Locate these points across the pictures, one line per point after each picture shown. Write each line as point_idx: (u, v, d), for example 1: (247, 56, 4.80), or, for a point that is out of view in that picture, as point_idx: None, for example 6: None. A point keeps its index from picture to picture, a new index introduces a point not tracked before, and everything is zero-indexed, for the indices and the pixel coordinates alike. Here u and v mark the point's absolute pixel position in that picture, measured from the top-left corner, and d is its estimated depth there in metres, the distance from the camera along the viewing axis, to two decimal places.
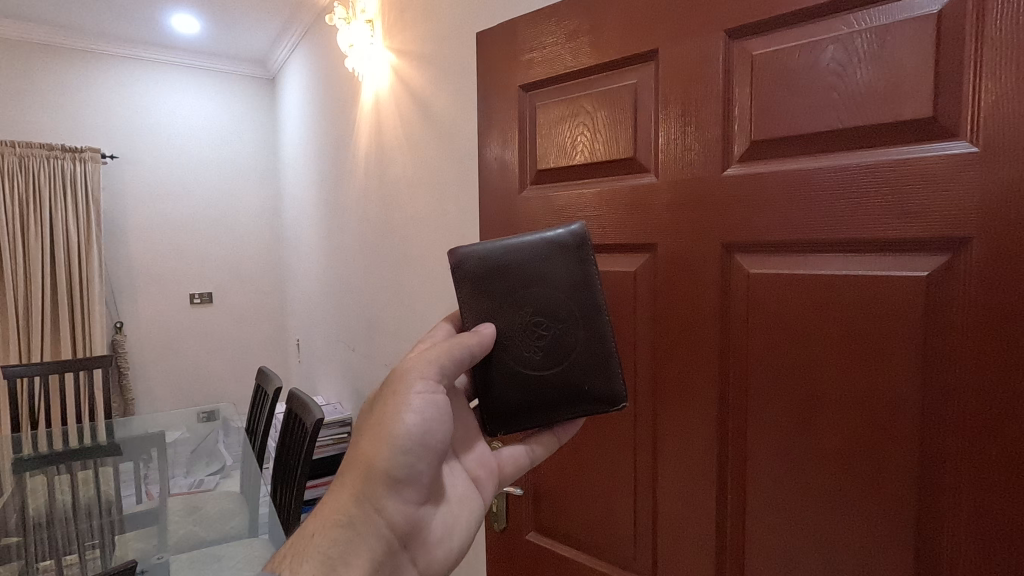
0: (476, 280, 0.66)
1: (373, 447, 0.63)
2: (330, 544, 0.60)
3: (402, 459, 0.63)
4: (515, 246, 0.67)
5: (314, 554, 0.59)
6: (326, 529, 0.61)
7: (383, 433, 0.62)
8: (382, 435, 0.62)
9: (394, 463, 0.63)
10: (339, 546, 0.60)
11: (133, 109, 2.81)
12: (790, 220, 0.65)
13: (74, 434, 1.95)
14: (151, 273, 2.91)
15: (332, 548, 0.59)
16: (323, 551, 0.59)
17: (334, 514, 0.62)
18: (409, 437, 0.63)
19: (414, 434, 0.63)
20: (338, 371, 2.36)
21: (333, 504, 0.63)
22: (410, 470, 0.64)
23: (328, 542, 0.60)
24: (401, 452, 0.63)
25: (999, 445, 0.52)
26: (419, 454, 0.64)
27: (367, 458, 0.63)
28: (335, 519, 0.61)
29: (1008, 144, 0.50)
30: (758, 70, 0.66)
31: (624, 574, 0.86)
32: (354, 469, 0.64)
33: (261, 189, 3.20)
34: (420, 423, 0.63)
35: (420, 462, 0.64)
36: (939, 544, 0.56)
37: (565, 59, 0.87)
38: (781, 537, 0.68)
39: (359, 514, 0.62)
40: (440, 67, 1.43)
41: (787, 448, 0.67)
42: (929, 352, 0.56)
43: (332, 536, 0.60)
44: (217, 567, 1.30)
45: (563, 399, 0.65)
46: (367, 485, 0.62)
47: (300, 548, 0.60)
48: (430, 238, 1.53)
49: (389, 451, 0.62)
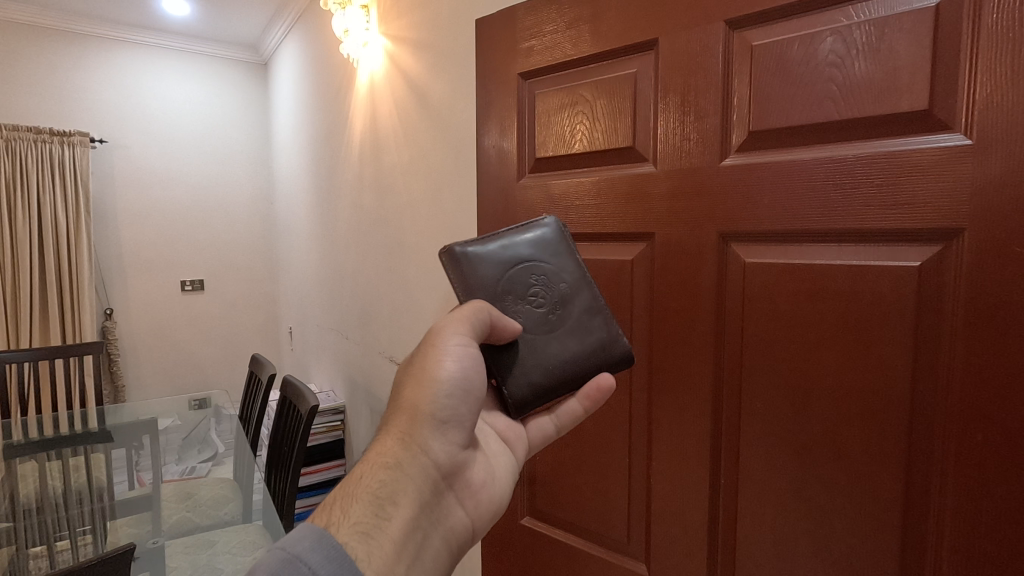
0: (570, 282, 0.66)
1: (416, 391, 0.60)
2: (378, 485, 0.55)
3: (447, 401, 0.61)
4: (580, 334, 0.65)
5: (363, 496, 0.54)
6: (372, 471, 0.56)
7: (425, 373, 0.60)
8: (423, 378, 0.60)
9: (440, 403, 0.60)
10: (388, 487, 0.55)
11: (120, 92, 2.76)
12: (787, 209, 0.65)
13: (64, 421, 1.93)
14: (140, 258, 2.88)
15: (380, 488, 0.55)
16: (372, 492, 0.54)
17: (381, 457, 0.57)
18: (452, 381, 0.60)
19: (455, 379, 0.61)
20: (331, 358, 2.35)
21: (376, 451, 0.58)
22: (453, 411, 0.61)
23: (376, 482, 0.55)
24: (443, 394, 0.60)
25: (987, 429, 0.53)
26: (462, 400, 0.61)
27: (413, 399, 0.60)
28: (381, 462, 0.57)
29: (1000, 137, 0.51)
30: (757, 61, 0.67)
31: (617, 557, 0.88)
32: (397, 413, 0.60)
33: (253, 175, 3.18)
34: (460, 368, 0.61)
35: (465, 409, 0.62)
36: (925, 528, 0.58)
37: (565, 48, 0.87)
38: (773, 514, 0.69)
39: (407, 454, 0.58)
40: (435, 54, 1.43)
41: (776, 434, 0.68)
42: (920, 336, 0.57)
43: (379, 477, 0.55)
44: (210, 553, 1.32)
45: (472, 280, 0.64)
46: (414, 426, 0.59)
47: (347, 494, 0.55)
48: (425, 228, 1.52)
49: (435, 394, 0.60)
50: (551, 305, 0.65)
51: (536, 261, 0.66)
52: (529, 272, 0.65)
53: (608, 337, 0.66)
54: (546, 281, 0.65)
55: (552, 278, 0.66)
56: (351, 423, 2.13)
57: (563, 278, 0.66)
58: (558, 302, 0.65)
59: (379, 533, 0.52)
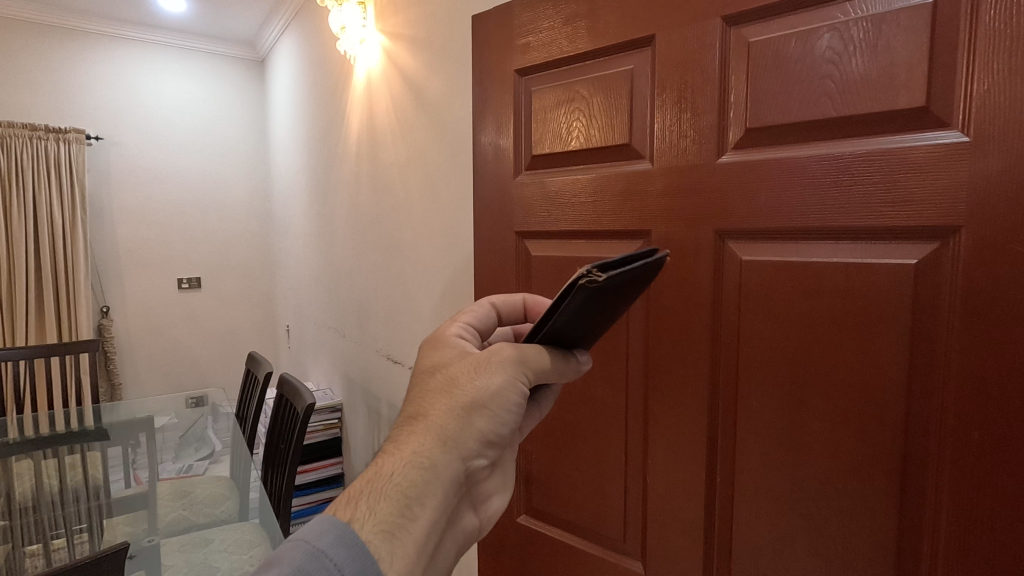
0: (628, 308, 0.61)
1: (469, 403, 0.56)
2: (409, 484, 0.52)
3: (496, 420, 0.57)
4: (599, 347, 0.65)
5: (392, 493, 0.51)
6: (406, 468, 0.52)
7: (485, 388, 0.56)
8: (480, 391, 0.56)
9: (490, 421, 0.57)
10: (419, 488, 0.52)
11: (116, 88, 2.75)
12: (784, 207, 0.65)
13: (60, 418, 1.92)
14: (136, 255, 2.87)
15: (411, 488, 0.52)
16: (402, 491, 0.52)
17: (416, 454, 0.53)
18: (504, 401, 0.57)
19: (508, 405, 0.58)
20: (328, 356, 2.35)
21: (411, 444, 0.54)
22: (499, 428, 0.58)
23: (407, 481, 0.52)
24: (495, 413, 0.57)
25: (985, 428, 0.53)
26: (509, 421, 0.58)
27: (464, 406, 0.56)
28: (416, 460, 0.53)
29: (998, 134, 0.51)
30: (754, 58, 0.67)
31: (612, 555, 0.88)
32: (441, 411, 0.56)
33: (250, 173, 3.17)
34: (514, 398, 0.58)
35: (508, 429, 0.59)
36: (921, 529, 0.58)
37: (562, 44, 0.87)
38: (769, 513, 0.69)
39: (444, 458, 0.54)
40: (432, 51, 1.43)
41: (772, 433, 0.68)
42: (918, 335, 0.57)
43: (412, 476, 0.52)
44: (207, 551, 1.32)
45: (577, 304, 0.51)
46: (459, 433, 0.55)
47: (375, 486, 0.52)
48: (422, 226, 1.52)
49: (486, 409, 0.56)
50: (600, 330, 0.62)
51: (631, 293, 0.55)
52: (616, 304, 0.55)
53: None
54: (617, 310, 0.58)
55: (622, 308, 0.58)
56: (348, 421, 2.12)
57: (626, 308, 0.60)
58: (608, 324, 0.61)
59: (402, 534, 0.51)
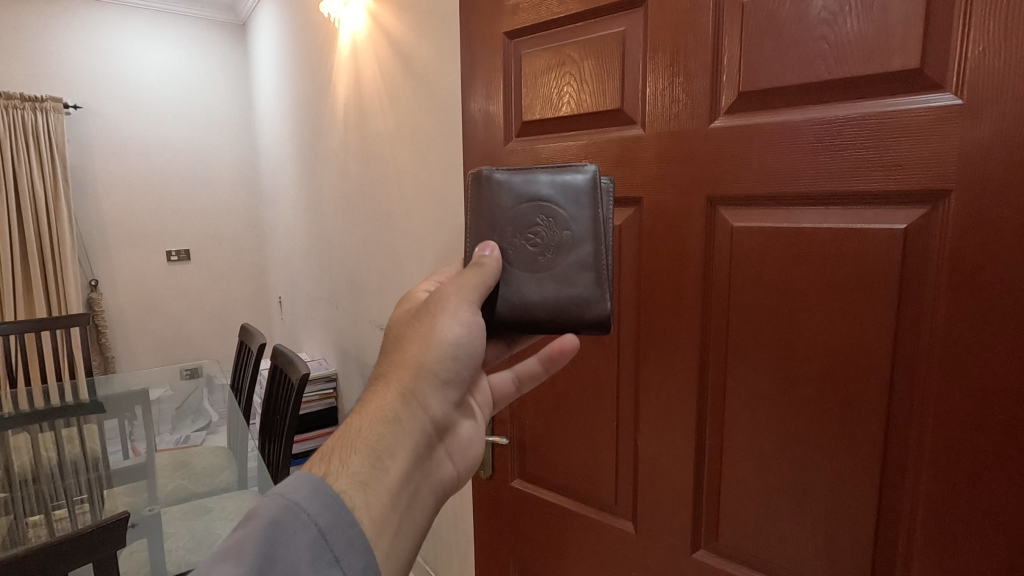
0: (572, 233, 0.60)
1: (419, 351, 0.58)
2: (377, 437, 0.53)
3: (450, 362, 0.59)
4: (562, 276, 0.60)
5: (362, 447, 0.52)
6: (371, 423, 0.53)
7: (432, 334, 0.58)
8: (429, 338, 0.58)
9: (443, 365, 0.59)
10: (386, 440, 0.53)
11: (92, 54, 2.65)
12: (777, 173, 0.65)
13: (55, 392, 1.93)
14: (122, 228, 2.82)
15: (378, 441, 0.53)
16: (370, 445, 0.52)
17: (378, 410, 0.55)
18: (456, 343, 0.59)
19: (461, 344, 0.59)
20: (322, 328, 2.35)
21: (373, 402, 0.55)
22: (456, 371, 0.60)
23: (374, 435, 0.53)
24: (449, 353, 0.59)
25: (967, 388, 0.54)
26: (466, 362, 0.60)
27: (416, 357, 0.58)
28: (380, 415, 0.54)
29: (992, 96, 0.50)
30: (747, 19, 0.65)
31: (603, 515, 0.90)
32: (395, 367, 0.57)
33: (236, 142, 3.10)
34: (466, 333, 0.59)
35: (465, 371, 0.60)
36: (904, 484, 0.60)
37: (551, 5, 0.84)
38: (756, 472, 0.71)
39: (405, 409, 0.56)
40: (419, 14, 1.38)
41: (761, 395, 0.69)
42: (906, 298, 0.58)
43: (378, 430, 0.53)
44: (208, 519, 1.34)
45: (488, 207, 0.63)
46: (416, 382, 0.57)
47: (344, 444, 0.53)
48: (413, 195, 1.50)
49: (438, 354, 0.58)
50: (548, 246, 0.60)
51: (551, 201, 0.60)
52: (538, 211, 0.61)
53: (592, 297, 0.59)
54: (552, 222, 0.60)
55: (559, 223, 0.60)
56: (344, 391, 2.14)
57: (570, 226, 0.60)
58: (556, 246, 0.60)
59: (376, 484, 0.51)
